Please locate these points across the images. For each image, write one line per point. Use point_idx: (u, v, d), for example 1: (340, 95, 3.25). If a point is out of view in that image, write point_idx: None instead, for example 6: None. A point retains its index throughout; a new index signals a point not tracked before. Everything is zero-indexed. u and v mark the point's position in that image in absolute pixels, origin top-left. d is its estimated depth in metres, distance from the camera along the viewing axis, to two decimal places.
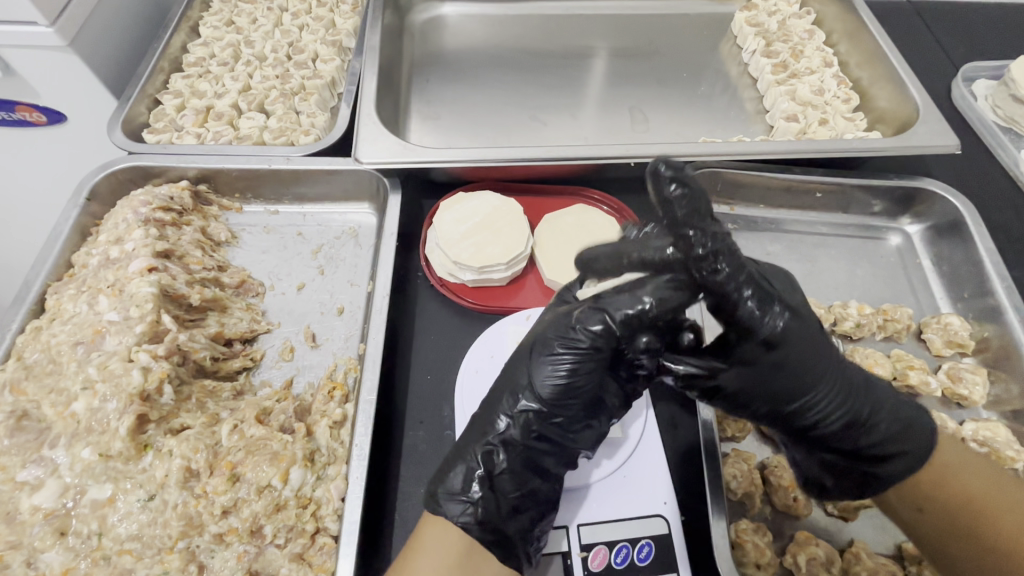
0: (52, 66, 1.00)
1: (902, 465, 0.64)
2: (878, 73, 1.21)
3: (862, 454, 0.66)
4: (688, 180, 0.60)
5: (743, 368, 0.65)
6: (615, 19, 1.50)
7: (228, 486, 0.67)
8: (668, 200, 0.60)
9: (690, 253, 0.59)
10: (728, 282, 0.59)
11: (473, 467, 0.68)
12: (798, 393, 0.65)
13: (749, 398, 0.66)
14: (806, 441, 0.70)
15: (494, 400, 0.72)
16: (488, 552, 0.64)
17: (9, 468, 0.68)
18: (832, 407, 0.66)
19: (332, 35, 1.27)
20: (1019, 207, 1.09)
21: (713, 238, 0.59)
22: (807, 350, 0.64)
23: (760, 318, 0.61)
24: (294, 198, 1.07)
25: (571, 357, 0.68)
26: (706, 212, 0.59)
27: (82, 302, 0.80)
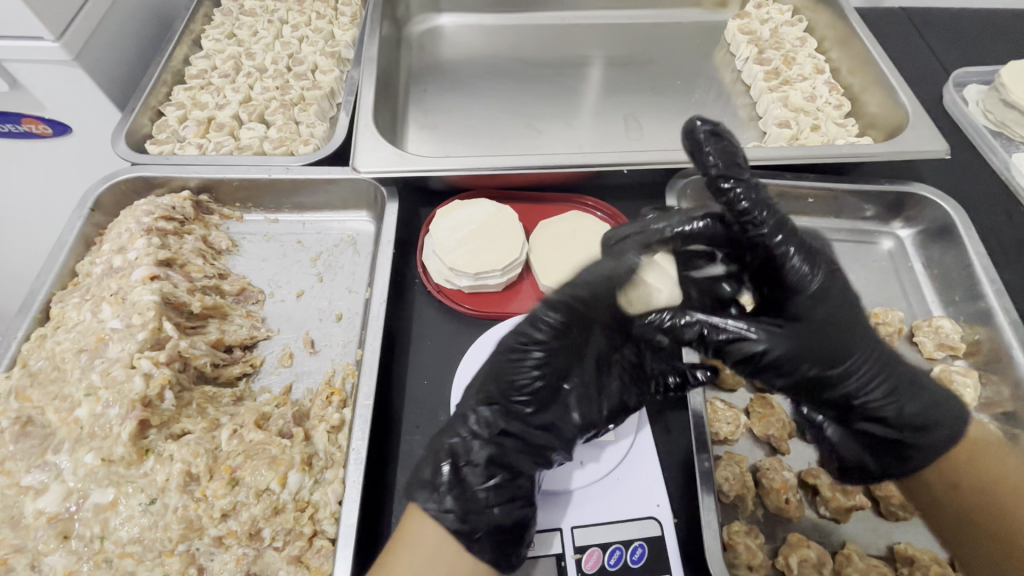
0: (57, 79, 1.02)
1: (934, 434, 0.67)
2: (869, 79, 1.22)
3: (901, 423, 0.68)
4: (722, 137, 0.69)
5: (792, 329, 0.67)
6: (610, 27, 1.52)
7: (227, 489, 0.69)
8: (700, 152, 0.69)
9: (735, 205, 0.66)
10: (773, 237, 0.66)
11: (439, 458, 0.69)
12: (843, 357, 0.67)
13: (799, 362, 0.66)
14: (847, 413, 0.70)
15: (460, 401, 0.75)
16: (459, 543, 0.65)
17: (14, 473, 0.69)
18: (874, 374, 0.68)
19: (331, 46, 1.30)
20: (1011, 210, 1.10)
21: (756, 193, 0.67)
22: (846, 317, 0.68)
23: (807, 275, 0.66)
24: (293, 207, 1.09)
25: (532, 352, 0.71)
26: (742, 166, 0.68)
27: (86, 310, 0.82)
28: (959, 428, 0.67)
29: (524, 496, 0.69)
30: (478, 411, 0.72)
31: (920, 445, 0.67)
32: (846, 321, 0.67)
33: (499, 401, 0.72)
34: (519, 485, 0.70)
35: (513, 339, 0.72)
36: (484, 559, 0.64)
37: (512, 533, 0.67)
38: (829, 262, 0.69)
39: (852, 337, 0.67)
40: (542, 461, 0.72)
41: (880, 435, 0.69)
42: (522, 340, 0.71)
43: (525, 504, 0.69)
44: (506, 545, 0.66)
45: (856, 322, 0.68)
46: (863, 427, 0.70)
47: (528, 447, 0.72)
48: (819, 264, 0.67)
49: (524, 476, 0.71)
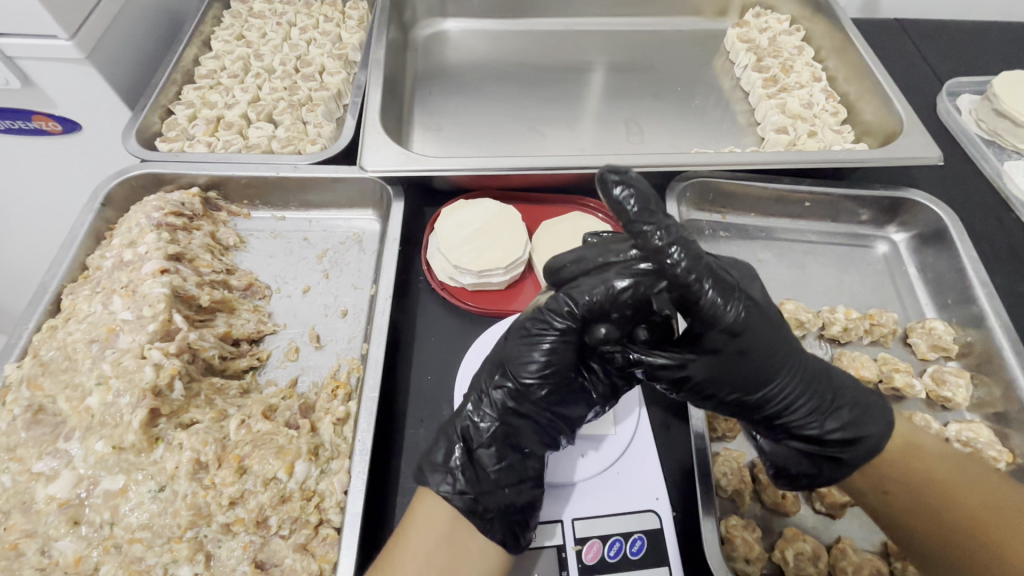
0: (70, 77, 1.04)
1: (865, 449, 0.67)
2: (864, 87, 1.25)
3: (826, 440, 0.69)
4: (631, 180, 0.65)
5: (711, 359, 0.67)
6: (611, 35, 1.55)
7: (236, 478, 0.70)
8: (617, 200, 0.65)
9: (648, 246, 0.63)
10: (687, 274, 0.62)
11: (453, 441, 0.73)
12: (762, 383, 0.68)
13: (716, 386, 0.68)
14: (774, 430, 0.72)
15: (475, 382, 0.78)
16: (470, 524, 0.68)
17: (26, 460, 0.71)
18: (796, 395, 0.69)
19: (338, 49, 1.32)
20: (1002, 216, 1.13)
21: (669, 232, 0.63)
22: (767, 338, 0.67)
23: (722, 307, 0.63)
24: (300, 204, 1.11)
25: (549, 337, 0.71)
26: (654, 208, 0.65)
27: (97, 302, 0.83)
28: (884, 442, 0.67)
29: (532, 478, 0.73)
30: (493, 391, 0.75)
31: (853, 461, 0.67)
32: (764, 346, 0.66)
33: (513, 383, 0.74)
34: (526, 467, 0.74)
35: (533, 320, 0.72)
36: (496, 538, 0.68)
37: (520, 513, 0.71)
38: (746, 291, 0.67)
39: (772, 364, 0.67)
40: (550, 443, 0.76)
41: (805, 450, 0.71)
42: (539, 323, 0.72)
43: (533, 485, 0.73)
44: (516, 525, 0.70)
45: (778, 345, 0.67)
46: (789, 441, 0.72)
47: (539, 429, 0.75)
48: (734, 297, 0.65)
49: (533, 457, 0.75)
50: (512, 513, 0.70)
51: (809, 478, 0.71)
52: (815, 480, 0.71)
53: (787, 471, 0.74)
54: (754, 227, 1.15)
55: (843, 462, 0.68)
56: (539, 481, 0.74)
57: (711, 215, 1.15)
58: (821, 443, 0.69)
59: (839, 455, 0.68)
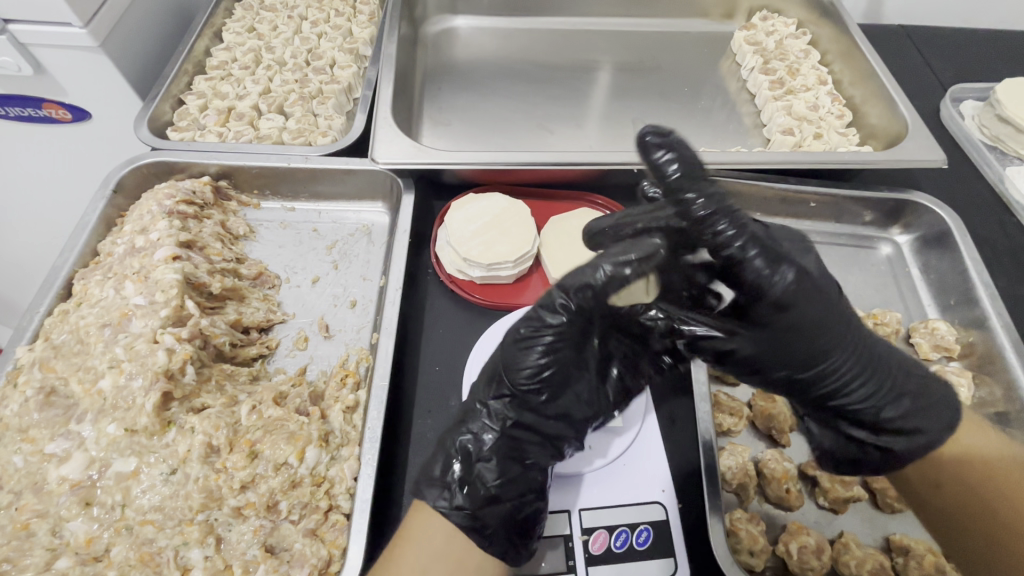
0: (83, 66, 1.05)
1: (919, 440, 0.68)
2: (869, 91, 1.26)
3: (881, 427, 0.70)
4: (675, 146, 0.68)
5: (765, 337, 0.68)
6: (619, 35, 1.56)
7: (247, 462, 0.71)
8: (657, 163, 0.68)
9: (691, 214, 0.65)
10: (730, 243, 0.64)
11: (451, 454, 0.72)
12: (813, 359, 0.68)
13: (765, 363, 0.70)
14: (828, 412, 0.74)
15: (472, 394, 0.77)
16: (469, 541, 0.68)
17: (38, 441, 0.71)
18: (852, 374, 0.69)
19: (349, 43, 1.33)
20: (1004, 220, 1.14)
21: (712, 201, 0.65)
22: (821, 311, 0.67)
23: (768, 277, 0.64)
24: (310, 196, 1.11)
25: (544, 339, 0.70)
26: (696, 175, 0.67)
27: (109, 287, 0.83)
28: (937, 441, 0.68)
29: (535, 490, 0.72)
30: (491, 403, 0.74)
31: (907, 452, 0.69)
32: (820, 324, 0.67)
33: (510, 391, 0.73)
34: (530, 479, 0.72)
35: (527, 323, 0.70)
36: (496, 553, 0.68)
37: (521, 525, 0.69)
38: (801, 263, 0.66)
39: (827, 340, 0.67)
40: (556, 453, 0.74)
41: (861, 438, 0.73)
42: (534, 324, 0.70)
43: (537, 497, 0.71)
44: (516, 537, 0.69)
45: (835, 322, 0.68)
46: (843, 426, 0.74)
47: (542, 440, 0.73)
48: (785, 264, 0.64)
49: (537, 469, 0.72)
50: (512, 526, 0.69)
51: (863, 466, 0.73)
52: (866, 465, 0.72)
53: (845, 457, 0.75)
54: None
55: (893, 452, 0.70)
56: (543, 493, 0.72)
57: None
58: (875, 429, 0.71)
59: (892, 445, 0.70)
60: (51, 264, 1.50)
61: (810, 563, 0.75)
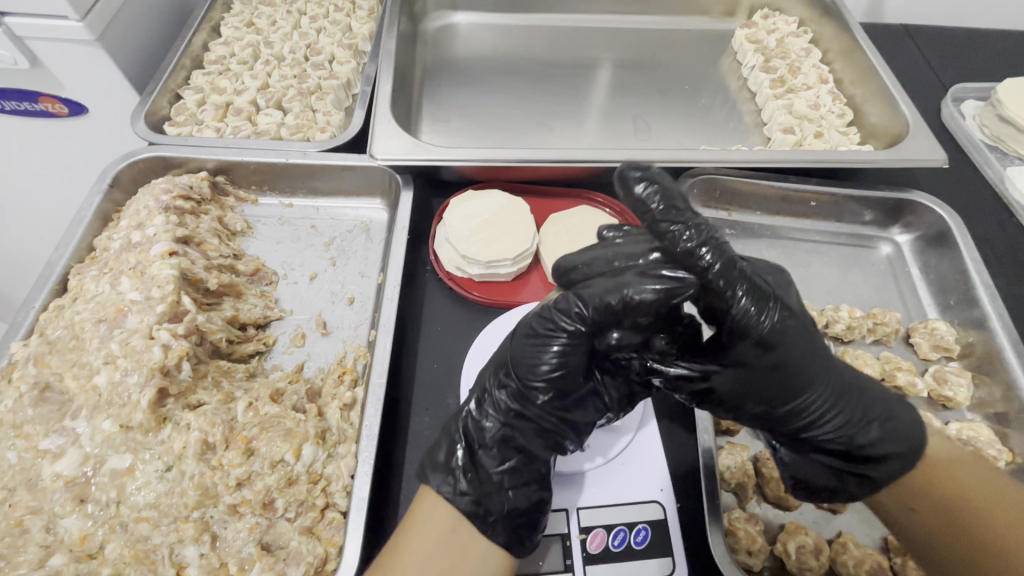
0: (80, 60, 1.04)
1: (896, 464, 0.66)
2: (871, 90, 1.26)
3: (858, 457, 0.68)
4: (655, 178, 0.66)
5: (736, 372, 0.66)
6: (620, 33, 1.55)
7: (243, 459, 0.70)
8: (639, 198, 0.65)
9: (676, 246, 0.62)
10: (718, 279, 0.62)
11: (454, 441, 0.72)
12: (794, 393, 0.66)
13: (743, 398, 0.67)
14: (797, 443, 0.72)
15: (480, 382, 0.76)
16: (473, 526, 0.66)
17: (32, 437, 0.71)
18: (828, 408, 0.67)
19: (348, 38, 1.32)
20: (1004, 221, 1.14)
21: (698, 233, 0.62)
22: (802, 349, 0.65)
23: (755, 316, 0.62)
24: (308, 192, 1.11)
25: (559, 340, 0.68)
26: (682, 208, 0.64)
27: (105, 283, 0.82)
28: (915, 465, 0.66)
29: (538, 480, 0.71)
30: (496, 392, 0.73)
31: (881, 479, 0.67)
32: (799, 358, 0.65)
33: (516, 384, 0.72)
34: (533, 469, 0.72)
35: (541, 320, 0.69)
36: (499, 541, 0.67)
37: (525, 516, 0.69)
38: (784, 301, 0.65)
39: (805, 374, 0.66)
40: (557, 447, 0.74)
41: (833, 465, 0.70)
42: (547, 325, 0.68)
43: (540, 488, 0.71)
44: (521, 528, 0.68)
45: (812, 355, 0.66)
46: (814, 454, 0.71)
47: (544, 433, 0.73)
48: (770, 308, 0.63)
49: (539, 460, 0.72)
50: (516, 515, 0.68)
51: (829, 492, 0.71)
52: (838, 494, 0.71)
53: (807, 483, 0.73)
54: (759, 225, 1.16)
55: (870, 479, 0.68)
56: (545, 483, 0.72)
57: (718, 212, 1.16)
58: (851, 457, 0.69)
59: (867, 471, 0.68)
60: (48, 260, 1.50)
61: (807, 563, 0.75)
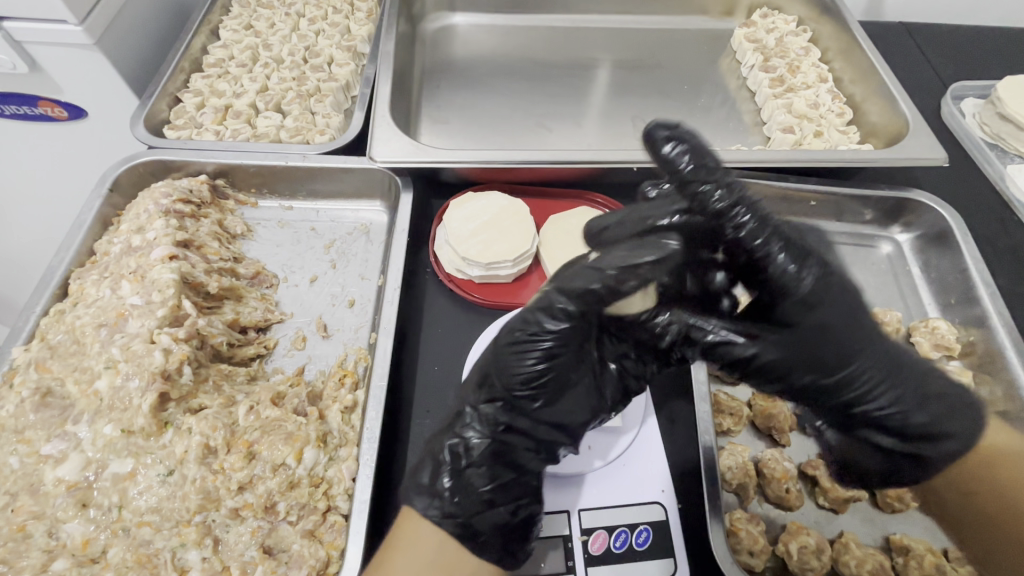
0: (79, 65, 1.04)
1: (949, 444, 0.69)
2: (871, 88, 1.26)
3: (909, 435, 0.70)
4: (684, 136, 0.69)
5: (779, 337, 0.68)
6: (619, 32, 1.55)
7: (245, 463, 0.71)
8: (667, 157, 0.69)
9: (709, 205, 0.66)
10: (755, 239, 0.64)
11: (441, 463, 0.70)
12: (842, 363, 0.67)
13: (786, 366, 0.68)
14: (852, 423, 0.71)
15: (465, 393, 0.75)
16: (461, 546, 0.67)
17: (34, 442, 0.71)
18: (877, 379, 0.67)
19: (347, 40, 1.32)
20: (1005, 219, 1.14)
21: (730, 193, 0.66)
22: (848, 314, 0.66)
23: (795, 274, 0.64)
24: (308, 194, 1.11)
25: (542, 343, 0.67)
26: (712, 165, 0.68)
27: (105, 287, 0.83)
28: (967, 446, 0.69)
29: (529, 493, 0.71)
30: (481, 406, 0.72)
31: (935, 456, 0.69)
32: (847, 327, 0.66)
33: (502, 396, 0.71)
34: (523, 483, 0.71)
35: (522, 325, 0.67)
36: (489, 557, 0.67)
37: (517, 529, 0.69)
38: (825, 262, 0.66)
39: (855, 343, 0.66)
40: (549, 456, 0.73)
41: (889, 447, 0.71)
42: (529, 328, 0.67)
43: (531, 501, 0.71)
44: (513, 541, 0.69)
45: (862, 326, 0.66)
46: (872, 437, 0.72)
47: (534, 443, 0.72)
48: (810, 264, 0.64)
49: (530, 473, 0.72)
50: (506, 531, 0.68)
51: (884, 473, 0.73)
52: (894, 475, 0.73)
53: (860, 465, 0.76)
54: None
55: (924, 458, 0.70)
56: (536, 496, 0.72)
57: None
58: (907, 437, 0.70)
59: (923, 450, 0.69)
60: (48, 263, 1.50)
61: (809, 563, 0.75)
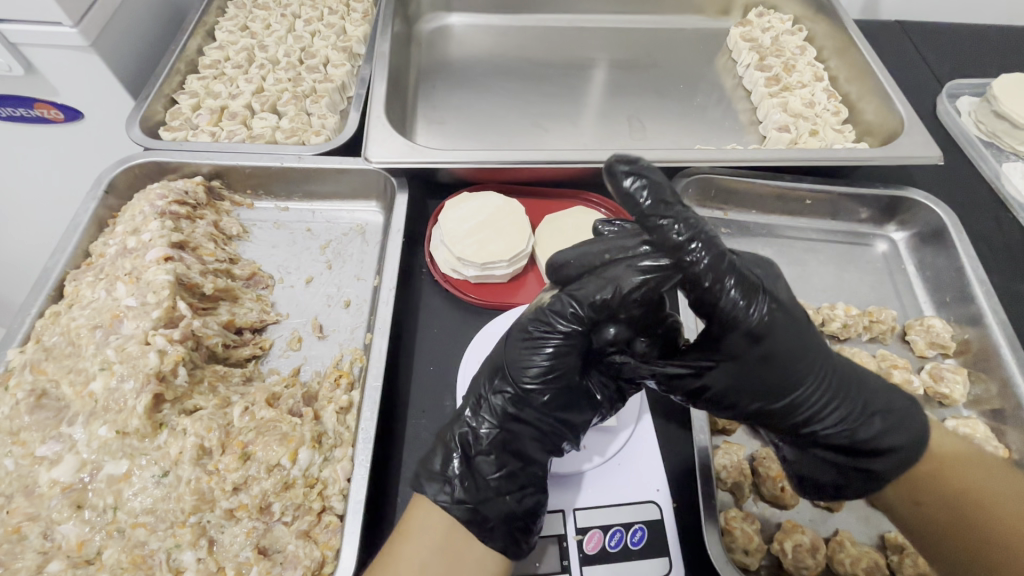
0: (74, 67, 1.04)
1: (897, 459, 0.66)
2: (866, 87, 1.26)
3: (860, 450, 0.68)
4: (644, 171, 0.63)
5: (729, 364, 0.67)
6: (615, 32, 1.55)
7: (239, 464, 0.71)
8: (628, 193, 0.63)
9: (668, 241, 0.62)
10: (707, 272, 0.62)
11: (452, 448, 0.72)
12: (789, 388, 0.67)
13: (735, 394, 0.69)
14: (800, 438, 0.72)
15: (473, 386, 0.76)
16: (468, 533, 0.67)
17: (29, 444, 0.71)
18: (823, 402, 0.68)
19: (343, 41, 1.32)
20: (1000, 217, 1.14)
21: (689, 226, 0.62)
22: (793, 343, 0.66)
23: (743, 308, 0.63)
24: (303, 195, 1.11)
25: (553, 340, 0.70)
26: (670, 200, 0.63)
27: (100, 289, 0.83)
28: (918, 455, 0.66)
29: (534, 484, 0.72)
30: (492, 397, 0.73)
31: (887, 474, 0.67)
32: (792, 354, 0.66)
33: (512, 388, 0.72)
34: (529, 473, 0.72)
35: (536, 321, 0.70)
36: (496, 547, 0.66)
37: (522, 520, 0.69)
38: (773, 294, 0.66)
39: (799, 369, 0.66)
40: (553, 448, 0.74)
41: (837, 461, 0.70)
42: (540, 326, 0.70)
43: (535, 491, 0.71)
44: (518, 532, 0.68)
45: (807, 352, 0.67)
46: (815, 451, 0.72)
47: (541, 436, 0.73)
48: (756, 297, 0.64)
49: (536, 464, 0.72)
50: (512, 519, 0.68)
51: (836, 489, 0.71)
52: (844, 489, 0.70)
53: (813, 480, 0.73)
54: (755, 224, 1.16)
55: (874, 473, 0.68)
56: (542, 487, 0.72)
57: (713, 211, 1.16)
58: (856, 454, 0.69)
59: (872, 466, 0.68)
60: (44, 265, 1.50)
61: (804, 561, 0.75)
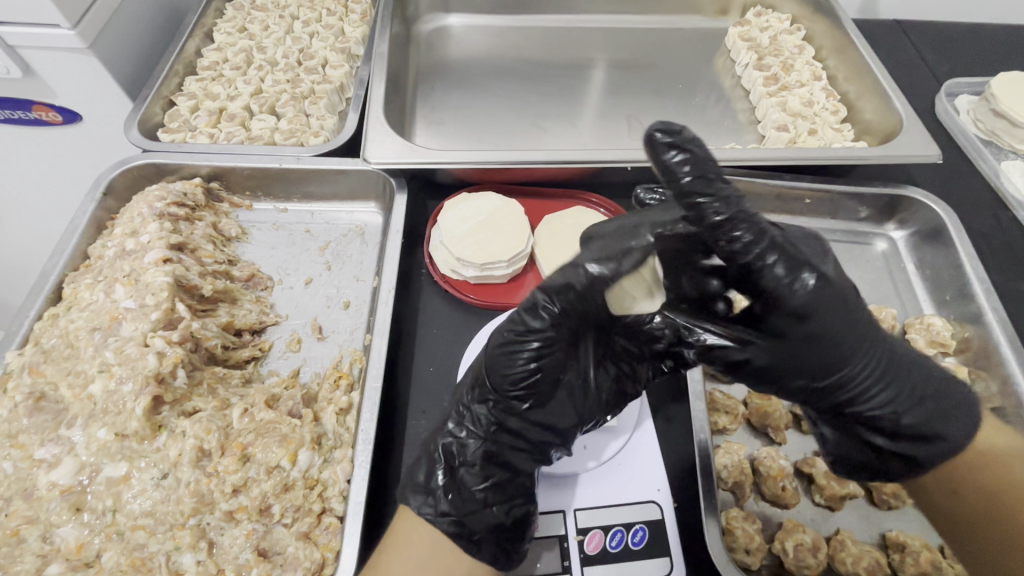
0: (72, 69, 1.04)
1: (937, 446, 0.68)
2: (864, 86, 1.26)
3: (903, 434, 0.69)
4: (687, 143, 0.61)
5: (776, 343, 0.66)
6: (613, 32, 1.55)
7: (239, 466, 0.70)
8: (668, 165, 0.61)
9: (705, 219, 0.61)
10: (748, 250, 0.62)
11: (435, 461, 0.72)
12: (836, 368, 0.66)
13: (782, 373, 0.68)
14: (842, 420, 0.71)
15: (458, 396, 0.76)
16: (456, 546, 0.67)
17: (27, 447, 0.71)
18: (871, 383, 0.67)
19: (341, 42, 1.32)
20: (1000, 215, 1.14)
21: (728, 205, 0.61)
22: (844, 322, 0.65)
23: (791, 285, 0.62)
24: (302, 197, 1.11)
25: (531, 345, 0.68)
26: (711, 176, 0.61)
27: (99, 291, 0.82)
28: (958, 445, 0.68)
29: (523, 493, 0.71)
30: (474, 407, 0.73)
31: (927, 461, 0.68)
32: (842, 333, 0.65)
33: (493, 397, 0.72)
34: (517, 483, 0.71)
35: (512, 326, 0.69)
36: (484, 559, 0.67)
37: (511, 531, 0.69)
38: (826, 272, 0.64)
39: (848, 348, 0.65)
40: (541, 457, 0.74)
41: (883, 445, 0.70)
42: (518, 331, 0.68)
43: (525, 501, 0.71)
44: (507, 542, 0.68)
45: (857, 332, 0.66)
46: (867, 436, 0.71)
47: (526, 444, 0.73)
48: (807, 275, 0.63)
49: (522, 474, 0.72)
50: (501, 531, 0.68)
51: (874, 471, 0.72)
52: (881, 473, 0.72)
53: (848, 459, 0.73)
54: None
55: (916, 459, 0.69)
56: (531, 496, 0.72)
57: None
58: (897, 436, 0.69)
59: (913, 451, 0.69)
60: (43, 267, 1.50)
61: (805, 561, 0.75)
